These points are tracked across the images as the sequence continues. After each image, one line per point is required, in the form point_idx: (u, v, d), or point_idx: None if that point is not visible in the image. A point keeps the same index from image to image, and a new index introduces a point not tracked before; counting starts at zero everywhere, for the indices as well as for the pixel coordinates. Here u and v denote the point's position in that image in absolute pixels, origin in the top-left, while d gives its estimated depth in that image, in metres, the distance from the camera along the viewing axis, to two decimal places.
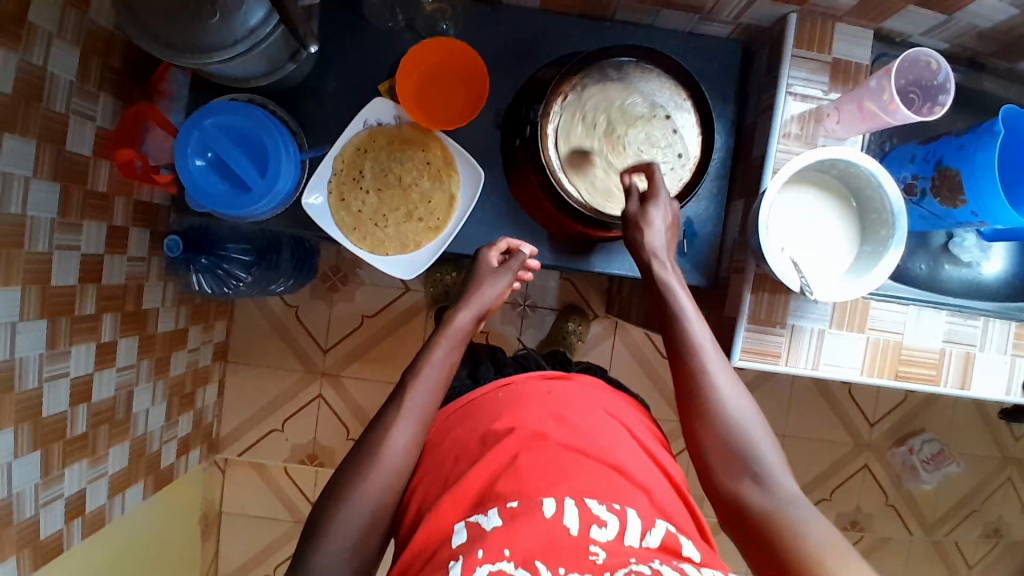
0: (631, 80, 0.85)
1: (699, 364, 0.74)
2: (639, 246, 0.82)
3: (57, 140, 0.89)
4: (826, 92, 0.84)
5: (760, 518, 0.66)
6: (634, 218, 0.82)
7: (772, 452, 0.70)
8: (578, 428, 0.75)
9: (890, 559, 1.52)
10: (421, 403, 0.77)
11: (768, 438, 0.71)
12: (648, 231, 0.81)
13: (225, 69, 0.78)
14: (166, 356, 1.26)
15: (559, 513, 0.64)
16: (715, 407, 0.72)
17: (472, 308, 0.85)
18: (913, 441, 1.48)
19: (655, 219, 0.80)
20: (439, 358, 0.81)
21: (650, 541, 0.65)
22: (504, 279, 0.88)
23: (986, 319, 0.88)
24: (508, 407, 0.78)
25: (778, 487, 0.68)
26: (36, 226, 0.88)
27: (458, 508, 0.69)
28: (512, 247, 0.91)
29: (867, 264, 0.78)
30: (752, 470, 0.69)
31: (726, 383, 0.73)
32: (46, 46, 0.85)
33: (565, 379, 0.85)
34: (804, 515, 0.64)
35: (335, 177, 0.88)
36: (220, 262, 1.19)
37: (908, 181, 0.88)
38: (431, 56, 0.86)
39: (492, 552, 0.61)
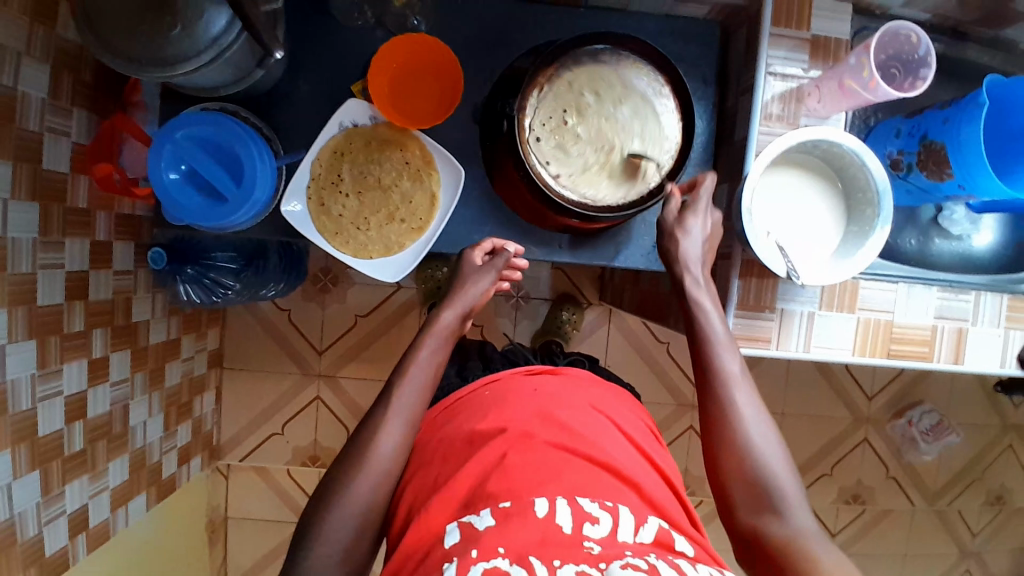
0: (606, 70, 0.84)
1: (726, 393, 0.74)
2: (672, 258, 0.81)
3: (34, 159, 0.89)
4: (807, 70, 0.82)
5: (779, 553, 0.66)
6: (670, 228, 0.82)
7: (794, 488, 0.70)
8: (566, 425, 0.75)
9: (894, 530, 1.53)
10: (409, 403, 0.77)
11: (789, 473, 0.71)
12: (684, 240, 0.81)
13: (193, 80, 0.77)
14: (160, 367, 1.26)
15: (551, 512, 0.64)
16: (741, 438, 0.72)
17: (455, 308, 0.84)
18: (911, 413, 1.49)
19: (692, 228, 0.81)
20: (425, 358, 0.80)
21: (643, 537, 0.65)
22: (487, 278, 0.88)
23: (977, 292, 0.87)
24: (495, 407, 0.78)
25: (798, 522, 0.68)
26: (18, 248, 0.87)
27: (448, 509, 0.69)
28: (496, 246, 0.90)
29: (855, 244, 0.77)
30: (772, 503, 0.69)
31: (752, 413, 0.73)
32: (15, 66, 0.84)
33: (552, 375, 0.85)
34: (825, 552, 0.64)
35: (313, 183, 0.87)
36: (206, 271, 1.21)
37: (894, 155, 0.87)
38: (401, 54, 0.84)
39: (486, 549, 0.61)
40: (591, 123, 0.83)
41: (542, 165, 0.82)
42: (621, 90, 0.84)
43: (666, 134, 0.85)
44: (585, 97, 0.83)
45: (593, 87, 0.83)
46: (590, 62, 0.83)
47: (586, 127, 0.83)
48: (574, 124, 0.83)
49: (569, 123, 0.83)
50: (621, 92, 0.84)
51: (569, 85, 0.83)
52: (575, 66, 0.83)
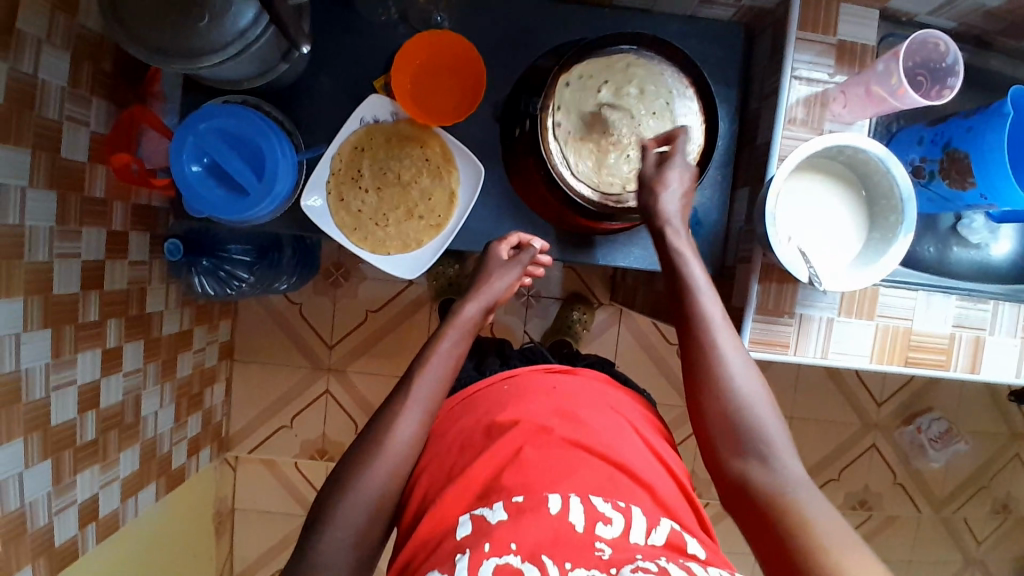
0: (628, 70, 0.83)
1: (709, 341, 0.72)
2: (652, 213, 0.79)
3: (52, 147, 0.88)
4: (832, 76, 0.81)
5: (765, 501, 0.65)
6: (651, 180, 0.79)
7: (778, 432, 0.68)
8: (582, 423, 0.75)
9: (899, 536, 1.53)
10: (427, 393, 0.76)
11: (775, 418, 0.69)
12: (664, 192, 0.78)
13: (218, 73, 0.76)
14: (172, 358, 1.26)
15: (565, 509, 0.65)
16: (724, 385, 0.70)
17: (479, 302, 0.84)
18: (920, 420, 1.49)
19: (671, 179, 0.78)
20: (446, 348, 0.80)
21: (655, 540, 0.65)
22: (513, 273, 0.88)
23: (995, 302, 0.87)
24: (513, 401, 0.78)
25: (785, 467, 0.66)
26: (35, 236, 0.87)
27: (463, 500, 0.69)
28: (522, 241, 0.90)
29: (876, 251, 0.77)
30: (757, 450, 0.68)
31: (735, 358, 0.71)
32: (36, 53, 0.84)
33: (570, 374, 0.85)
34: (811, 499, 0.63)
35: (333, 177, 0.87)
36: (222, 265, 1.22)
37: (916, 163, 0.87)
38: (423, 52, 0.84)
39: (499, 545, 0.61)
40: (609, 121, 0.83)
41: (550, 131, 0.82)
42: (642, 90, 0.83)
43: (687, 135, 0.84)
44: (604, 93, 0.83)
45: (613, 83, 0.83)
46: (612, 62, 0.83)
47: (625, 113, 0.83)
48: (621, 103, 0.83)
49: (615, 99, 0.83)
50: (641, 91, 0.83)
51: (590, 83, 0.83)
52: (598, 66, 0.83)
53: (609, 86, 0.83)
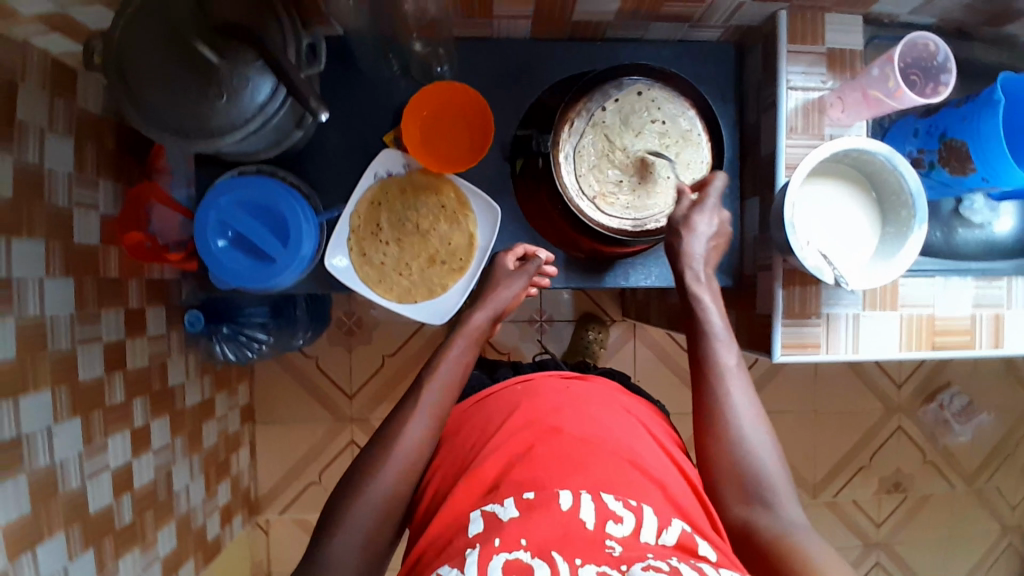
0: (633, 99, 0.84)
1: (720, 384, 0.76)
2: (676, 254, 0.84)
3: (65, 234, 0.88)
4: (825, 81, 0.84)
5: (767, 543, 0.66)
6: (678, 223, 0.84)
7: (782, 482, 0.71)
8: (596, 420, 0.74)
9: (936, 515, 1.54)
10: (434, 399, 0.77)
11: (780, 469, 0.72)
12: (690, 236, 0.83)
13: (239, 149, 0.76)
14: (197, 429, 1.25)
15: (576, 505, 0.63)
16: (731, 431, 0.73)
17: (487, 310, 0.87)
18: (942, 397, 1.50)
19: (699, 225, 0.83)
20: (454, 355, 0.82)
21: (666, 539, 0.62)
22: (519, 282, 0.89)
23: (1009, 279, 0.90)
24: (525, 399, 0.78)
25: (787, 516, 0.68)
26: (56, 325, 0.87)
27: (472, 496, 0.68)
28: (527, 253, 0.92)
29: (893, 245, 0.79)
30: (762, 495, 0.70)
31: (744, 407, 0.75)
32: (39, 142, 0.84)
33: (582, 379, 0.85)
34: (813, 543, 0.64)
35: (353, 235, 0.88)
36: (239, 330, 1.23)
37: (914, 155, 0.90)
38: (433, 101, 0.85)
39: (509, 541, 0.59)
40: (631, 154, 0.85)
41: (564, 166, 0.84)
42: (660, 118, 0.85)
43: (700, 154, 0.87)
44: (625, 128, 0.84)
45: (634, 118, 0.85)
46: (616, 92, 0.84)
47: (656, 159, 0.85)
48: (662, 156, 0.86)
49: (663, 148, 0.85)
50: (660, 119, 0.85)
51: (605, 115, 0.84)
52: (603, 97, 0.84)
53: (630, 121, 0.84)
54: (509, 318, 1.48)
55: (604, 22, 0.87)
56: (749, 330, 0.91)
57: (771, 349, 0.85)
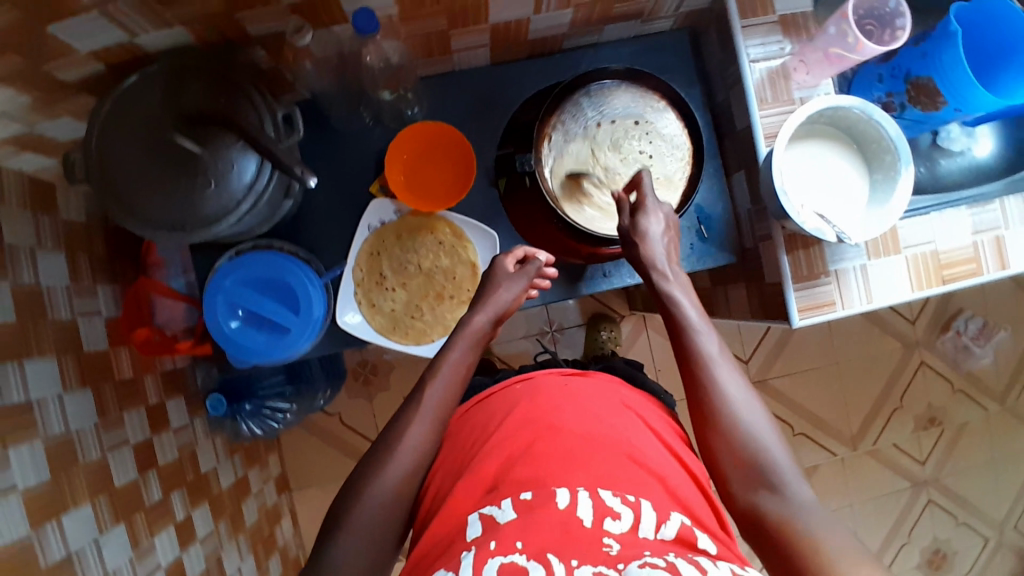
0: (601, 105, 0.86)
1: (708, 374, 0.75)
2: (641, 262, 0.82)
3: (73, 346, 0.88)
4: (783, 47, 0.85)
5: (775, 529, 0.64)
6: (630, 232, 0.82)
7: (788, 462, 0.68)
8: (593, 416, 0.74)
9: (977, 440, 1.55)
10: (435, 403, 0.76)
11: (783, 449, 0.70)
12: (649, 245, 0.81)
13: (238, 230, 0.77)
14: (237, 510, 1.21)
15: (573, 503, 0.62)
16: (726, 419, 0.71)
17: (487, 312, 0.82)
18: (957, 324, 1.51)
19: (650, 228, 0.81)
20: (455, 359, 0.80)
21: (665, 534, 0.62)
22: (520, 284, 0.85)
23: (1000, 199, 0.91)
24: (526, 401, 0.77)
25: (796, 497, 0.66)
26: (83, 437, 0.85)
27: (471, 499, 0.68)
28: (526, 254, 0.89)
29: (886, 190, 0.81)
30: (766, 478, 0.67)
31: (737, 393, 0.73)
32: (32, 260, 0.82)
33: (583, 375, 0.83)
34: (823, 526, 0.62)
35: (359, 288, 0.89)
36: (262, 403, 1.25)
37: (884, 99, 0.91)
38: (411, 144, 0.87)
39: (505, 544, 0.59)
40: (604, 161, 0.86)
41: (550, 181, 0.86)
42: (625, 118, 0.86)
43: (675, 142, 0.87)
44: (594, 136, 0.86)
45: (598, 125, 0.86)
46: (586, 101, 0.86)
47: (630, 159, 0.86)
48: (637, 154, 0.86)
49: None
50: (625, 119, 0.86)
51: (576, 128, 0.86)
52: (574, 109, 0.86)
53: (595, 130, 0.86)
54: (520, 334, 1.49)
55: (560, 34, 0.89)
56: (763, 301, 0.92)
57: (789, 316, 0.86)
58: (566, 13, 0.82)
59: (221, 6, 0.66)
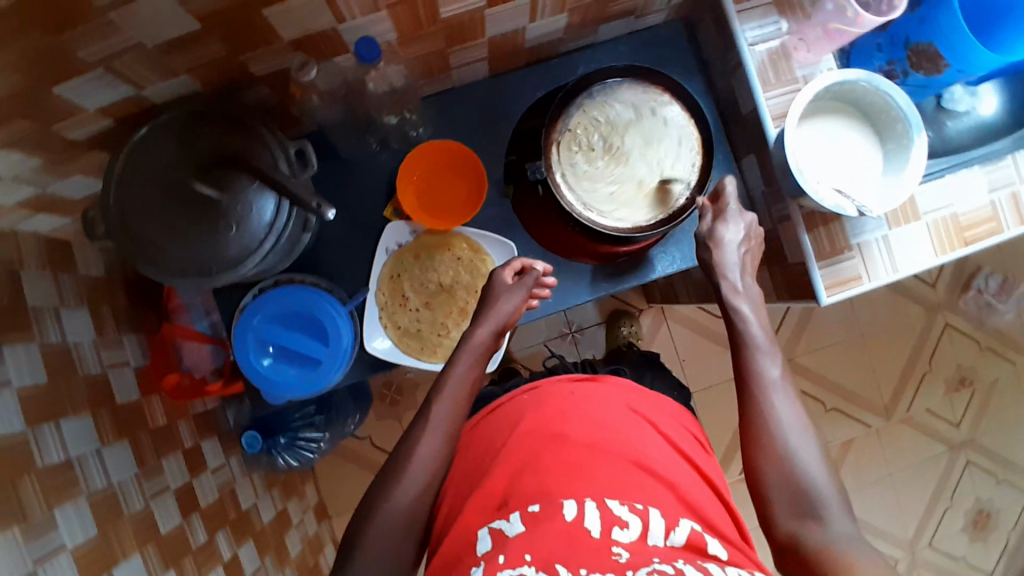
0: (607, 103, 0.86)
1: (761, 396, 0.74)
2: (710, 268, 0.84)
3: (106, 399, 0.88)
4: (780, 27, 0.84)
5: (815, 561, 0.64)
6: (705, 238, 0.84)
7: (833, 494, 0.68)
8: (598, 424, 0.74)
9: (1010, 396, 1.54)
10: (443, 419, 0.76)
11: (831, 481, 0.69)
12: (722, 250, 0.83)
13: (266, 267, 0.77)
14: (281, 542, 1.20)
15: (581, 514, 0.63)
16: (777, 443, 0.71)
17: (489, 324, 0.81)
18: (978, 282, 1.50)
19: (727, 237, 0.82)
20: (460, 372, 0.80)
21: (675, 540, 0.62)
22: (519, 294, 0.84)
23: (1011, 155, 0.89)
24: (535, 413, 0.77)
25: (837, 531, 0.65)
26: (125, 488, 0.86)
27: (481, 514, 0.67)
28: (524, 266, 0.87)
29: (899, 159, 0.80)
30: (811, 507, 0.67)
31: (789, 418, 0.72)
32: (57, 319, 0.83)
33: (593, 380, 0.82)
34: (866, 560, 0.62)
35: (383, 312, 0.89)
36: (296, 436, 1.25)
37: (885, 68, 0.91)
38: (421, 163, 0.88)
39: (513, 557, 0.59)
40: (610, 156, 0.86)
41: (563, 183, 0.84)
42: (633, 114, 0.86)
43: (682, 134, 0.86)
44: (603, 129, 0.86)
45: (603, 121, 0.86)
46: (590, 101, 0.86)
47: (637, 153, 0.86)
48: (643, 149, 0.86)
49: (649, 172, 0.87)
50: (633, 115, 0.86)
51: (583, 125, 0.85)
52: (578, 111, 0.86)
53: (601, 126, 0.86)
54: (541, 338, 1.49)
55: (555, 40, 0.89)
56: (789, 280, 0.92)
57: (816, 293, 0.86)
58: (561, 18, 0.83)
59: (225, 50, 0.67)
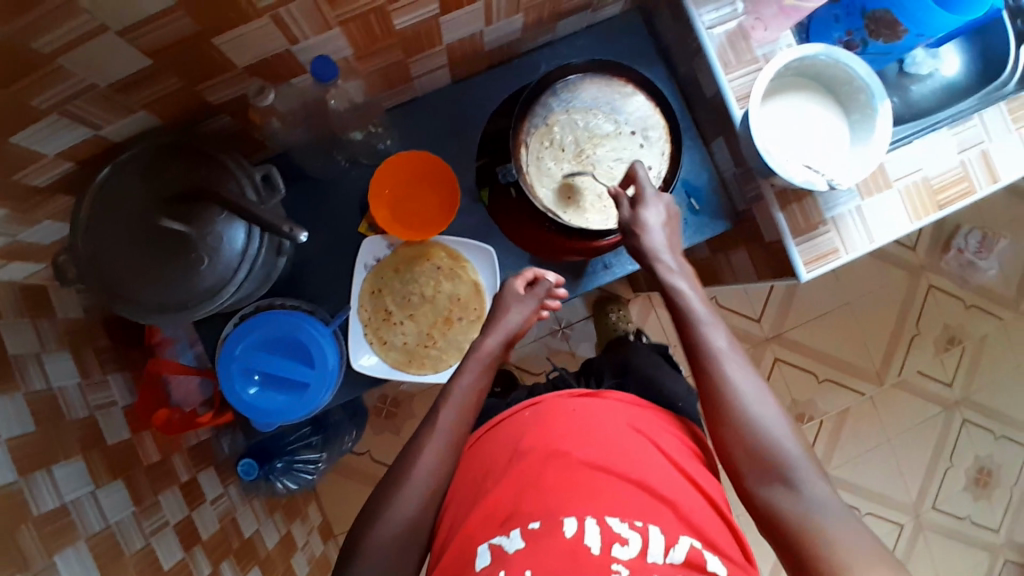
0: (581, 105, 0.86)
1: (717, 369, 0.73)
2: (640, 253, 0.80)
3: (97, 441, 0.87)
4: (736, 7, 0.84)
5: (792, 529, 0.64)
6: (630, 225, 0.80)
7: (802, 456, 0.68)
8: (600, 442, 0.73)
9: (999, 351, 1.55)
10: (445, 432, 0.74)
11: (797, 442, 0.69)
12: (646, 233, 0.80)
13: (244, 295, 0.77)
14: (289, 566, 1.19)
15: (581, 532, 0.64)
16: (739, 413, 0.71)
17: (497, 335, 0.82)
18: (958, 242, 1.52)
19: (650, 219, 0.79)
20: (467, 384, 0.79)
21: (674, 557, 0.64)
22: (528, 306, 0.86)
23: (978, 114, 0.89)
24: (535, 430, 0.76)
25: (811, 493, 0.66)
26: (124, 528, 0.85)
27: (484, 528, 0.68)
28: (535, 275, 0.89)
29: (866, 129, 0.81)
30: (781, 473, 0.67)
31: (747, 385, 0.72)
32: (40, 366, 0.81)
33: (596, 396, 0.80)
34: (838, 522, 0.63)
35: (367, 328, 0.89)
36: (293, 458, 1.26)
37: (845, 39, 0.91)
38: (393, 175, 0.87)
39: (515, 573, 0.61)
40: (581, 160, 0.86)
41: (537, 184, 0.85)
42: (609, 120, 0.86)
43: (654, 141, 0.86)
44: (577, 130, 0.86)
45: (578, 126, 0.86)
46: (558, 101, 0.86)
47: (608, 158, 0.86)
48: (616, 155, 0.86)
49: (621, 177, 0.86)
50: (609, 121, 0.86)
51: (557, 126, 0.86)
52: (546, 112, 0.86)
53: (574, 130, 0.86)
54: (532, 337, 1.49)
55: (515, 40, 0.89)
56: (768, 258, 0.92)
57: (795, 270, 0.86)
58: (516, 19, 0.82)
59: (180, 83, 0.66)
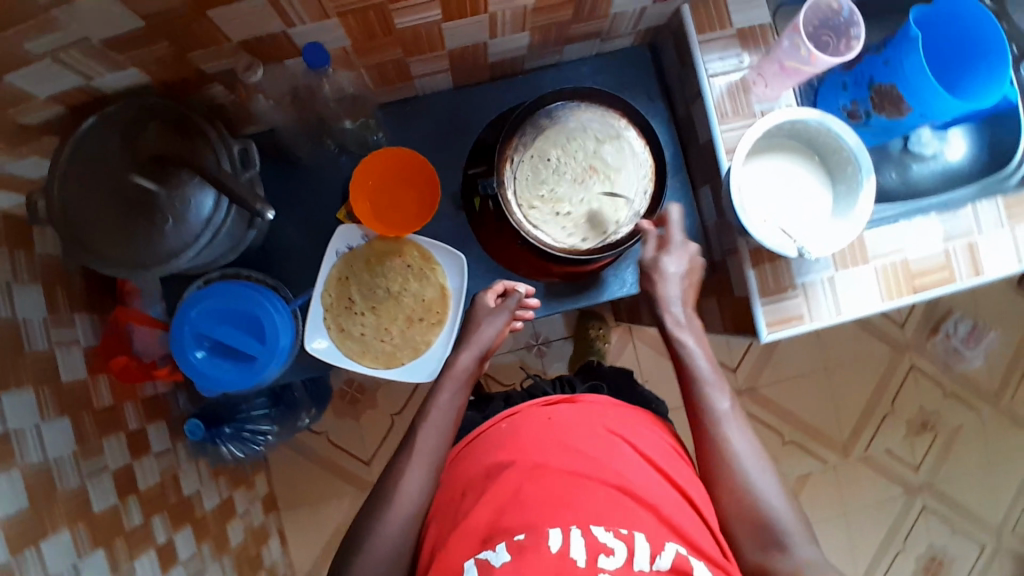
0: (615, 127, 0.87)
1: (717, 430, 0.77)
2: (653, 299, 0.86)
3: (52, 376, 0.88)
4: (742, 60, 0.85)
5: None
6: (648, 269, 0.86)
7: (793, 519, 0.70)
8: (580, 451, 0.72)
9: (970, 444, 1.53)
10: (430, 452, 0.76)
11: (787, 504, 0.72)
12: (662, 281, 0.86)
13: (201, 262, 0.77)
14: (222, 531, 1.20)
15: (565, 545, 0.62)
16: (736, 476, 0.73)
17: (472, 350, 0.84)
18: (947, 326, 1.50)
19: (668, 267, 0.85)
20: (446, 401, 0.81)
21: (660, 565, 0.62)
22: (500, 318, 0.87)
23: (972, 204, 0.88)
24: (510, 441, 0.75)
25: (803, 554, 0.67)
26: (61, 465, 0.86)
27: (467, 546, 0.66)
28: (506, 288, 0.90)
29: (847, 203, 0.80)
30: (774, 537, 0.69)
31: (745, 448, 0.75)
32: (8, 295, 0.83)
33: (571, 401, 0.81)
34: None
35: (328, 313, 0.89)
36: (242, 426, 1.23)
37: (850, 107, 0.91)
38: (377, 168, 0.87)
39: None
40: (577, 167, 0.86)
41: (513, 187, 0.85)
42: (627, 153, 0.87)
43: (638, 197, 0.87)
44: (592, 141, 0.86)
45: (598, 140, 0.87)
46: (597, 111, 0.87)
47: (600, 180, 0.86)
48: (608, 184, 0.87)
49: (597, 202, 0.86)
50: (627, 154, 0.87)
51: (577, 129, 0.86)
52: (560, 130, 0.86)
53: (593, 141, 0.86)
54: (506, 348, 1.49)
55: (521, 56, 0.89)
56: (734, 312, 0.92)
57: (757, 330, 0.86)
58: (522, 36, 0.83)
59: (172, 47, 0.67)
